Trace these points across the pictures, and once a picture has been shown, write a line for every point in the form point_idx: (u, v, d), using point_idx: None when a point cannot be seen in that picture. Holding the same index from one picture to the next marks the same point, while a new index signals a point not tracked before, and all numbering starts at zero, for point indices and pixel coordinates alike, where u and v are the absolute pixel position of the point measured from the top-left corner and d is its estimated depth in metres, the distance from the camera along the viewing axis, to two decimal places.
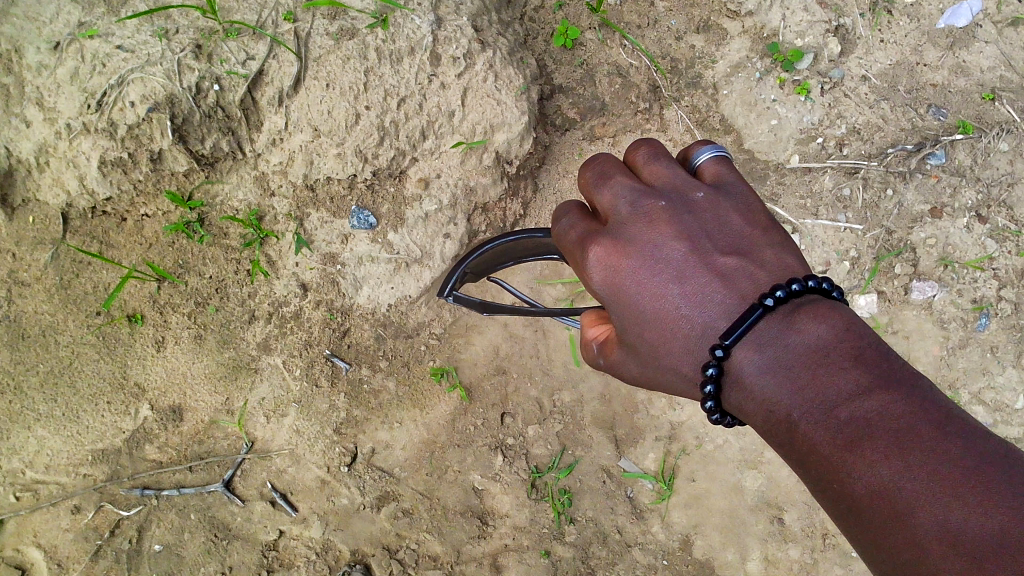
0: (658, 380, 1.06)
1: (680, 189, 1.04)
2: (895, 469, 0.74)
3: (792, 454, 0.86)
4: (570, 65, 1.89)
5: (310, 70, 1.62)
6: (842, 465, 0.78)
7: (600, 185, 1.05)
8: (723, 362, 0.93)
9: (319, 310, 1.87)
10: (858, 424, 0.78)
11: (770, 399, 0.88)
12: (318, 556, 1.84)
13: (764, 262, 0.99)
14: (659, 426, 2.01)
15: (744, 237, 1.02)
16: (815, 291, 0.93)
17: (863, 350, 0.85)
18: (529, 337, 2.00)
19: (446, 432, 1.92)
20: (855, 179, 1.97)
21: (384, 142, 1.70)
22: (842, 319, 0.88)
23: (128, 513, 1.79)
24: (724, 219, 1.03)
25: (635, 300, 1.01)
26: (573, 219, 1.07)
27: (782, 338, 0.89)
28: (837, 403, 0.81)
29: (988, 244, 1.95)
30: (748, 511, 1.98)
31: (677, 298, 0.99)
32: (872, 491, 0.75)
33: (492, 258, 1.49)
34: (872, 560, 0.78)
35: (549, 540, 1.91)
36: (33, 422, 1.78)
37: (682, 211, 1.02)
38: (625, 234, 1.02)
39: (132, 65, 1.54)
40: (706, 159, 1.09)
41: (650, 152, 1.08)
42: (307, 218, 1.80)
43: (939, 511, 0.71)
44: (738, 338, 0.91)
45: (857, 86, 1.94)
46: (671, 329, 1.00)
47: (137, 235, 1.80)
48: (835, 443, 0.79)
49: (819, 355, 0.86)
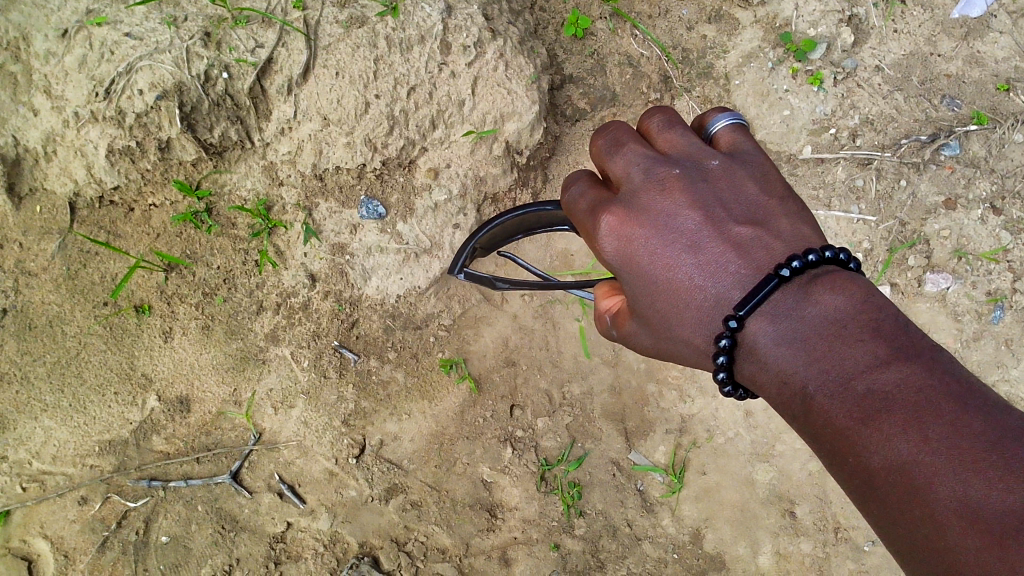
0: (670, 351, 1.05)
1: (695, 157, 1.03)
2: (914, 443, 0.73)
3: (807, 427, 0.85)
4: (582, 55, 1.90)
5: (319, 58, 1.61)
6: (859, 438, 0.77)
7: (613, 153, 1.04)
8: (737, 334, 0.92)
9: (327, 301, 1.85)
10: (874, 397, 0.77)
11: (784, 370, 0.87)
12: (326, 549, 1.82)
13: (780, 232, 0.98)
14: (670, 419, 1.99)
15: (760, 206, 1.01)
16: (831, 262, 0.91)
17: (881, 319, 0.83)
18: (539, 329, 1.98)
19: (455, 423, 1.90)
20: (868, 170, 1.94)
21: (394, 131, 1.69)
22: (860, 291, 0.87)
23: (135, 504, 1.78)
24: (739, 186, 1.02)
25: (647, 269, 1.00)
26: (583, 187, 1.06)
27: (798, 309, 0.88)
28: (855, 374, 0.79)
29: (1004, 235, 1.92)
30: (760, 505, 1.96)
31: (690, 268, 0.98)
32: (889, 466, 0.74)
33: (501, 231, 1.40)
34: (886, 534, 0.77)
35: (558, 533, 1.90)
36: (39, 412, 1.76)
37: (696, 179, 1.01)
38: (638, 202, 1.00)
39: (140, 52, 1.53)
40: (722, 126, 1.08)
41: (664, 119, 1.07)
42: (316, 208, 1.80)
43: (959, 487, 0.69)
44: (751, 309, 0.90)
45: (871, 76, 1.93)
46: (684, 300, 0.98)
47: (144, 225, 1.80)
48: (851, 415, 0.78)
49: (836, 325, 0.84)
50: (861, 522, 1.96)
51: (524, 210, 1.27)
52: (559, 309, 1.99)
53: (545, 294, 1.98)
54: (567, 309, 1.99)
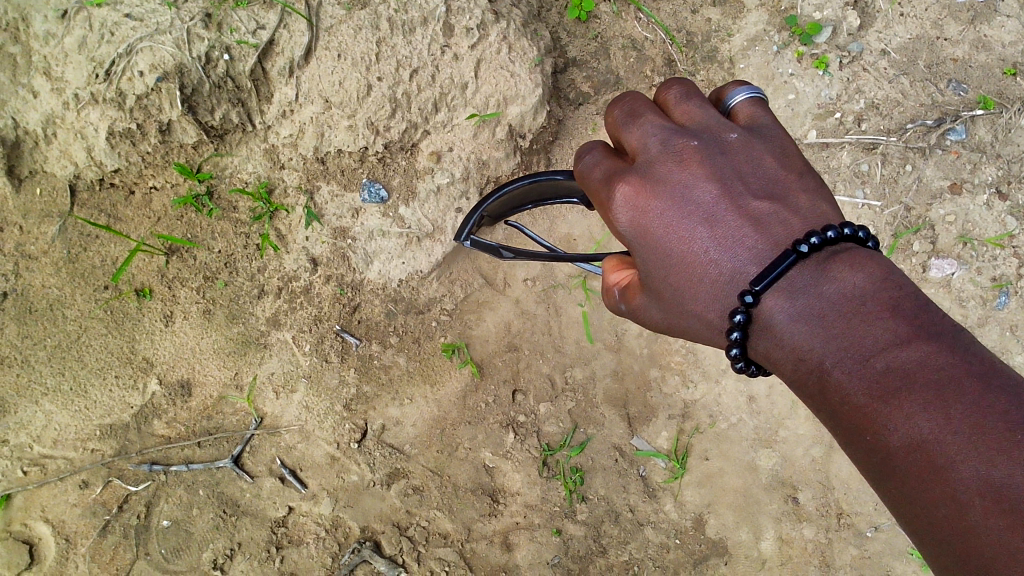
0: (682, 327, 1.04)
1: (713, 129, 1.02)
2: (935, 422, 0.72)
3: (822, 404, 0.84)
4: (585, 38, 1.88)
5: (321, 41, 1.60)
6: (878, 416, 0.76)
7: (630, 123, 1.04)
8: (752, 310, 0.90)
9: (329, 285, 1.85)
10: (894, 375, 0.76)
11: (801, 347, 0.86)
12: (328, 533, 1.81)
13: (798, 207, 0.96)
14: (672, 405, 1.99)
15: (779, 180, 0.99)
16: (850, 239, 0.90)
17: (901, 298, 0.82)
18: (541, 314, 1.98)
19: (457, 409, 1.89)
20: (874, 154, 1.93)
21: (396, 114, 1.68)
22: (879, 269, 0.86)
23: (136, 488, 1.77)
24: (758, 160, 1.01)
25: (661, 242, 0.99)
26: (597, 156, 1.06)
27: (815, 286, 0.87)
28: (875, 352, 0.79)
29: (1009, 221, 1.91)
30: (762, 490, 1.96)
31: (705, 242, 0.97)
32: (908, 444, 0.74)
33: (511, 200, 1.38)
34: (902, 514, 0.77)
35: (560, 519, 1.88)
36: (40, 396, 1.76)
37: (714, 151, 1.00)
38: (653, 173, 1.00)
39: (140, 33, 1.52)
40: (740, 100, 1.07)
41: (682, 92, 1.07)
42: (318, 191, 1.78)
43: (981, 466, 0.69)
44: (768, 285, 0.89)
45: (877, 61, 1.92)
46: (698, 274, 0.97)
47: (145, 208, 1.79)
48: (870, 393, 0.77)
49: (855, 303, 0.83)
50: (864, 508, 1.95)
51: (532, 179, 1.26)
52: (561, 294, 1.99)
53: (547, 279, 1.98)
54: (570, 294, 1.99)
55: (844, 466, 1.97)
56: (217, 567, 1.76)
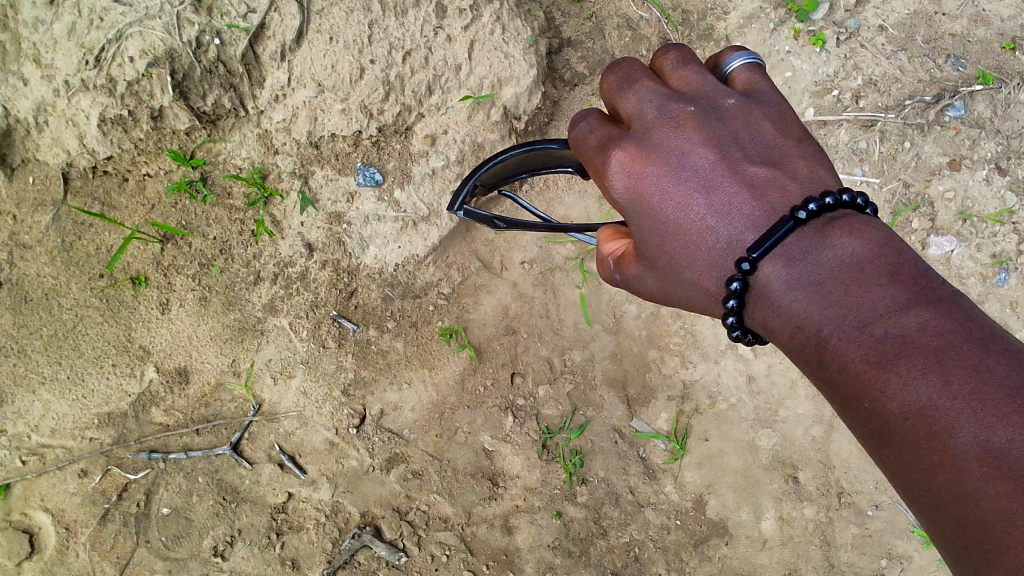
0: (677, 295, 1.03)
1: (709, 96, 1.02)
2: (933, 387, 0.71)
3: (818, 372, 0.83)
4: (580, 18, 1.87)
5: (312, 24, 1.58)
6: (875, 382, 0.75)
7: (625, 89, 1.04)
8: (748, 278, 0.91)
9: (325, 271, 1.84)
10: (892, 341, 0.75)
11: (798, 314, 0.85)
12: (328, 519, 1.80)
13: (796, 174, 0.96)
14: (671, 386, 1.98)
15: (777, 147, 0.99)
16: (849, 207, 0.89)
17: (899, 265, 0.81)
18: (539, 296, 1.97)
19: (456, 393, 1.88)
20: (872, 132, 1.91)
21: (390, 97, 1.66)
22: (878, 235, 0.85)
23: (135, 476, 1.77)
24: (755, 127, 1.00)
25: (656, 209, 0.99)
26: (592, 123, 1.05)
27: (813, 252, 0.86)
28: (873, 318, 0.78)
29: (1009, 197, 1.89)
30: (762, 470, 1.95)
31: (701, 208, 0.96)
32: (906, 410, 0.73)
33: (507, 167, 1.35)
34: (898, 480, 0.76)
35: (561, 501, 1.88)
36: (37, 386, 1.75)
37: (711, 117, 1.00)
38: (649, 139, 1.00)
39: (130, 19, 1.50)
40: (739, 66, 1.07)
41: (679, 57, 1.06)
42: (312, 175, 1.78)
43: (980, 432, 0.68)
44: (766, 252, 0.89)
45: (874, 37, 1.90)
46: (693, 241, 0.97)
47: (139, 195, 1.78)
48: (867, 359, 0.76)
49: (852, 270, 0.82)
50: (865, 486, 1.95)
51: (528, 146, 1.24)
52: (559, 276, 1.98)
53: (545, 261, 1.98)
54: (568, 276, 1.98)
55: (844, 445, 1.96)
56: (218, 554, 1.76)
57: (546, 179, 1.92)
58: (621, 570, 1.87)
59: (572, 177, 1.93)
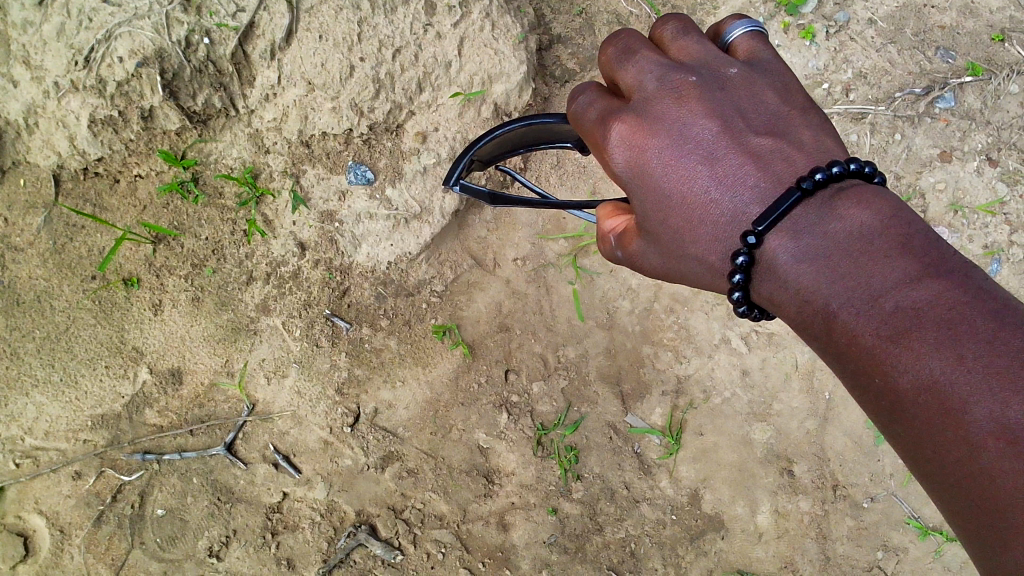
0: (681, 271, 1.03)
1: (711, 65, 1.02)
2: (947, 360, 0.71)
3: (828, 347, 0.83)
4: (569, 14, 1.87)
5: (302, 22, 1.58)
6: (887, 357, 0.75)
7: (624, 60, 1.03)
8: (755, 251, 0.90)
9: (318, 270, 1.83)
10: (904, 314, 0.75)
11: (807, 289, 0.85)
12: (323, 517, 1.81)
13: (802, 144, 0.96)
14: (666, 381, 1.96)
15: (780, 115, 0.98)
16: (855, 175, 0.89)
17: (910, 235, 0.81)
18: (532, 293, 1.96)
19: (450, 390, 1.88)
20: (862, 124, 1.90)
21: (380, 95, 1.67)
22: (887, 205, 0.85)
23: (129, 478, 1.76)
24: (759, 95, 1.00)
25: (660, 181, 0.98)
26: (591, 96, 1.04)
27: (821, 224, 0.86)
28: (884, 290, 0.77)
29: (1000, 187, 1.89)
30: (758, 464, 1.93)
31: (706, 180, 0.96)
32: (919, 385, 0.72)
33: (503, 143, 1.32)
34: (910, 454, 0.76)
35: (556, 497, 1.87)
36: (30, 388, 1.75)
37: (714, 87, 1.00)
38: (651, 110, 0.99)
39: (118, 19, 1.51)
40: (740, 35, 1.06)
41: (678, 27, 1.06)
42: (304, 174, 1.77)
43: (996, 407, 0.68)
44: (772, 225, 0.88)
45: (864, 30, 1.90)
46: (699, 214, 0.96)
47: (130, 197, 1.78)
48: (878, 333, 0.76)
49: (863, 242, 0.82)
50: (860, 478, 1.93)
51: (527, 119, 1.21)
52: (552, 273, 1.97)
53: (536, 258, 1.96)
54: (561, 272, 1.97)
55: (839, 438, 1.94)
56: (213, 555, 1.75)
57: (538, 174, 1.92)
58: (618, 566, 1.86)
59: (563, 172, 1.93)
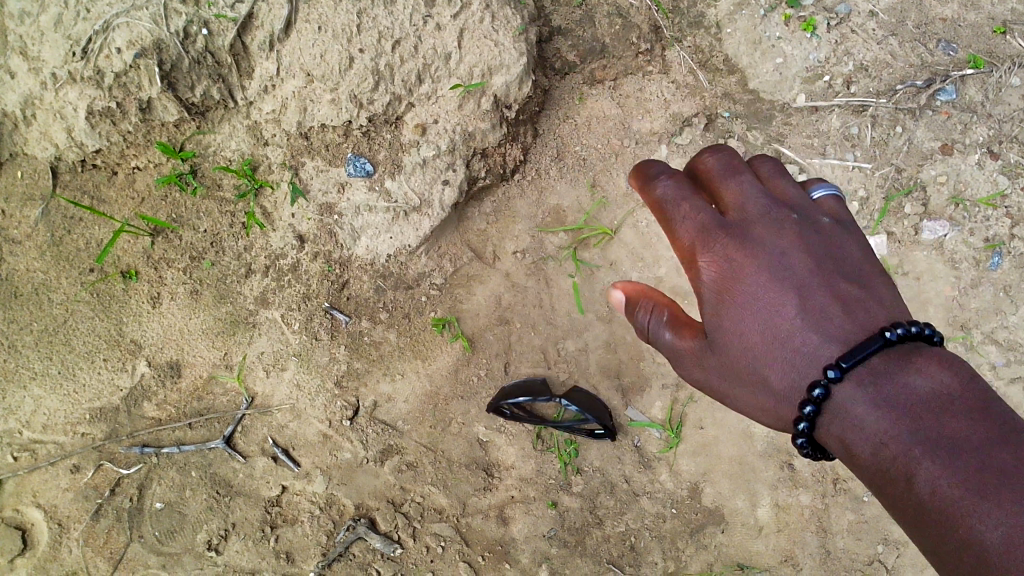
0: (741, 384, 1.16)
1: (807, 210, 1.21)
2: (955, 476, 0.86)
3: (876, 469, 0.96)
4: (569, 5, 1.82)
5: (300, 13, 1.58)
6: (916, 465, 0.90)
7: (728, 180, 1.21)
8: (829, 388, 1.02)
9: (317, 262, 1.82)
10: (941, 439, 0.90)
11: (879, 431, 0.96)
12: (322, 511, 1.80)
13: (882, 298, 1.12)
14: (666, 374, 1.90)
15: (863, 273, 1.16)
16: (919, 338, 1.01)
17: (984, 404, 0.92)
18: (532, 287, 1.91)
19: (449, 383, 1.86)
20: (863, 117, 1.85)
21: (379, 87, 1.65)
22: (964, 371, 0.97)
23: (128, 471, 1.76)
24: (842, 246, 1.19)
25: (743, 315, 1.14)
26: (684, 189, 1.21)
27: (900, 376, 0.98)
28: (925, 411, 0.94)
29: (1001, 180, 1.81)
30: (758, 458, 1.87)
31: (793, 315, 1.11)
32: (934, 498, 0.86)
33: None
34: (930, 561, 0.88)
35: (556, 491, 1.85)
36: (28, 381, 1.75)
37: (808, 229, 1.18)
38: (748, 236, 1.17)
39: (117, 9, 1.51)
40: (823, 196, 1.26)
41: (773, 169, 1.25)
42: (302, 166, 1.76)
43: (995, 518, 0.81)
44: (852, 365, 1.01)
45: (865, 22, 1.85)
46: (779, 345, 1.11)
47: (128, 188, 1.78)
48: (911, 441, 0.92)
49: (933, 396, 0.95)
50: None
51: None
52: (552, 266, 1.91)
53: (536, 251, 1.91)
54: (561, 265, 1.91)
55: None
56: (212, 548, 1.75)
57: (537, 168, 1.91)
58: (617, 560, 1.85)
59: (563, 165, 1.92)
